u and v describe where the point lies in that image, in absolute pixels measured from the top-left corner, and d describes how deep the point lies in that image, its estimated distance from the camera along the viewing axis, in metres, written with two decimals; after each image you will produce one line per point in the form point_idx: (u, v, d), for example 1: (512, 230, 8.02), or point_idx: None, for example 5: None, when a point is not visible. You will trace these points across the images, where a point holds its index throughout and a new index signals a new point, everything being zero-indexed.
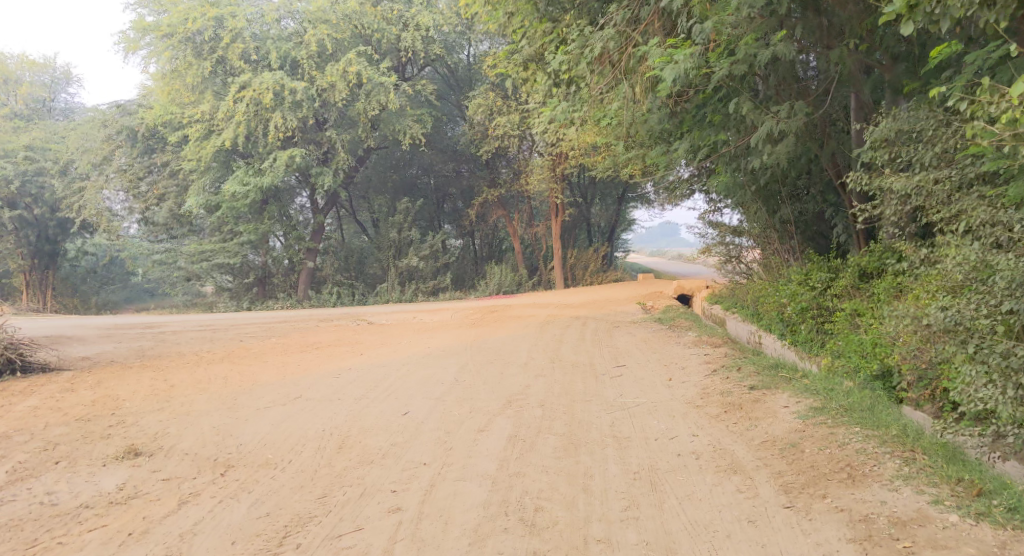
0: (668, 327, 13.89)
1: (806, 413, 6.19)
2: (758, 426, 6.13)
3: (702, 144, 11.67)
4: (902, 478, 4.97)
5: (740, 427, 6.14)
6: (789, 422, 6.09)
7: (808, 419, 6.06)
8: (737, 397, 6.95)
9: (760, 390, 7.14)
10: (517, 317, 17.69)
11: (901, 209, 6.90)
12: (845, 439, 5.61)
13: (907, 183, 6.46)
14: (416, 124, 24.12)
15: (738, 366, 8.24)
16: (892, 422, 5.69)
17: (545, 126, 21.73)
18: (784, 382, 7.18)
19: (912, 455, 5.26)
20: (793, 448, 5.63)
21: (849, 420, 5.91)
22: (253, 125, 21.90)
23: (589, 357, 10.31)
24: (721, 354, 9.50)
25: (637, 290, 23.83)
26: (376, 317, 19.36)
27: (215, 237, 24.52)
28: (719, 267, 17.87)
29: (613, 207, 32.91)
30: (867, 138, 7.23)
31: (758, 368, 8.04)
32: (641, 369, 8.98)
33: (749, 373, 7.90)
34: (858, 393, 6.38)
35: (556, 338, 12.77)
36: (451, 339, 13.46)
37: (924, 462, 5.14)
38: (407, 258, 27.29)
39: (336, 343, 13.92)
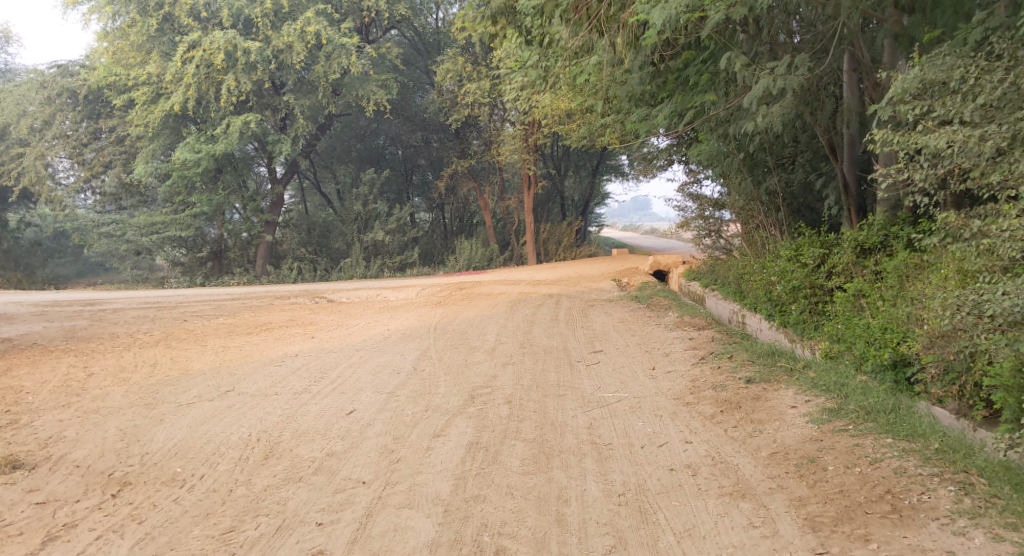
0: (646, 307, 13.01)
1: (819, 416, 5.34)
2: (764, 433, 5.26)
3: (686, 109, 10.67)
4: (968, 517, 4.05)
5: (742, 433, 5.27)
6: (801, 429, 5.24)
7: (824, 426, 5.21)
8: (734, 391, 6.05)
9: (758, 384, 6.16)
10: (486, 295, 16.72)
11: (932, 173, 6.09)
12: (876, 454, 4.75)
13: (943, 138, 5.71)
14: (380, 90, 22.90)
15: (729, 352, 7.33)
16: (932, 433, 4.82)
17: (516, 92, 20.65)
18: (785, 375, 6.23)
19: (967, 479, 4.37)
20: (811, 464, 4.77)
21: (875, 429, 5.05)
22: (203, 89, 20.63)
23: (562, 342, 9.38)
24: (708, 338, 8.60)
25: (613, 266, 22.95)
26: (336, 294, 18.27)
27: (167, 209, 23.20)
28: (698, 242, 17.03)
29: (587, 180, 31.92)
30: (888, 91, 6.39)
31: (753, 355, 7.12)
32: (620, 357, 8.05)
33: (742, 361, 6.98)
34: (876, 392, 5.50)
35: (526, 320, 11.81)
36: (413, 320, 12.44)
37: (988, 491, 4.23)
38: (372, 232, 26.12)
39: (288, 323, 12.85)
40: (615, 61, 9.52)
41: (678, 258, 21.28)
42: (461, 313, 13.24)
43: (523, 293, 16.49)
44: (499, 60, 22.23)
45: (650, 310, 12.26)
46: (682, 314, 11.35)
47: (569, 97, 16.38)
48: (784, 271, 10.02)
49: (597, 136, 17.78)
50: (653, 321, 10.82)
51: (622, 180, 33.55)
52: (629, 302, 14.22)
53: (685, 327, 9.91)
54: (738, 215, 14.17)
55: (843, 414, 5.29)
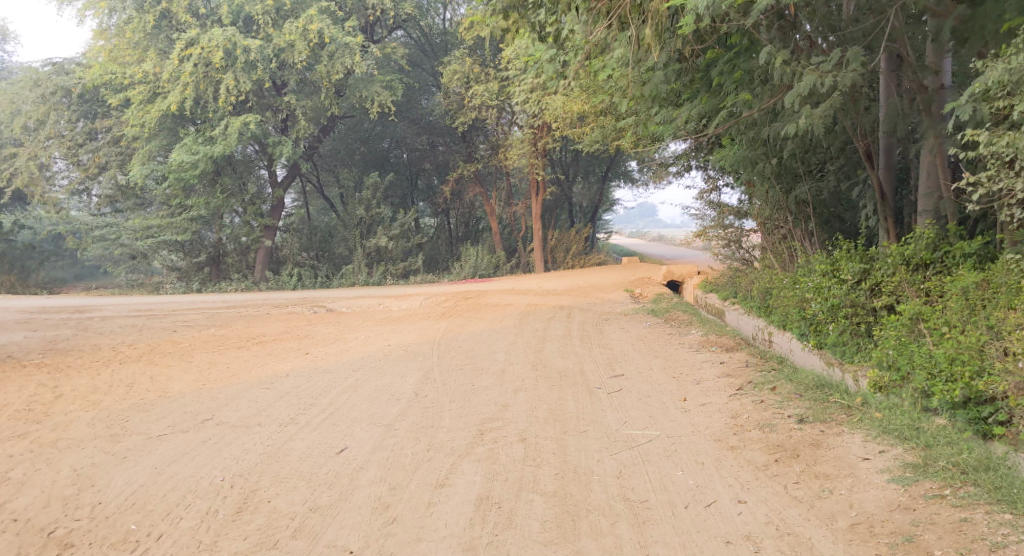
0: (664, 322, 12.24)
1: (902, 476, 4.62)
2: (834, 494, 4.53)
3: (713, 110, 9.85)
4: None
5: (811, 494, 4.51)
6: (884, 492, 4.49)
7: (912, 489, 4.47)
8: (790, 437, 5.29)
9: (813, 424, 5.53)
10: (493, 305, 15.94)
11: None
12: (990, 535, 3.97)
13: None
14: (385, 91, 22.17)
15: (772, 384, 6.55)
16: None
17: (525, 94, 19.91)
18: (844, 415, 5.57)
19: None
20: (908, 543, 4.00)
21: (977, 494, 4.32)
22: (202, 87, 19.95)
23: (578, 363, 8.58)
24: (740, 363, 7.82)
25: (624, 275, 22.14)
26: (335, 303, 17.52)
27: (164, 212, 22.48)
28: (716, 252, 16.25)
29: (596, 186, 31.13)
30: (983, 82, 5.84)
31: (801, 387, 6.36)
32: (645, 384, 7.27)
33: (788, 394, 6.22)
34: (968, 442, 4.78)
35: (537, 335, 11.02)
36: (416, 333, 11.67)
37: None
38: (375, 237, 25.34)
39: (283, 335, 12.07)
40: (640, 55, 8.76)
41: (692, 268, 20.48)
42: (466, 327, 12.45)
43: (532, 304, 15.71)
44: (509, 61, 21.48)
45: (670, 326, 11.46)
46: (705, 331, 10.57)
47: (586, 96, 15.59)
48: (820, 288, 9.25)
49: (613, 137, 16.99)
50: (674, 339, 10.03)
51: (631, 187, 32.75)
52: (646, 316, 13.44)
53: (711, 348, 9.13)
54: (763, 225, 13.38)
55: (934, 473, 4.58)
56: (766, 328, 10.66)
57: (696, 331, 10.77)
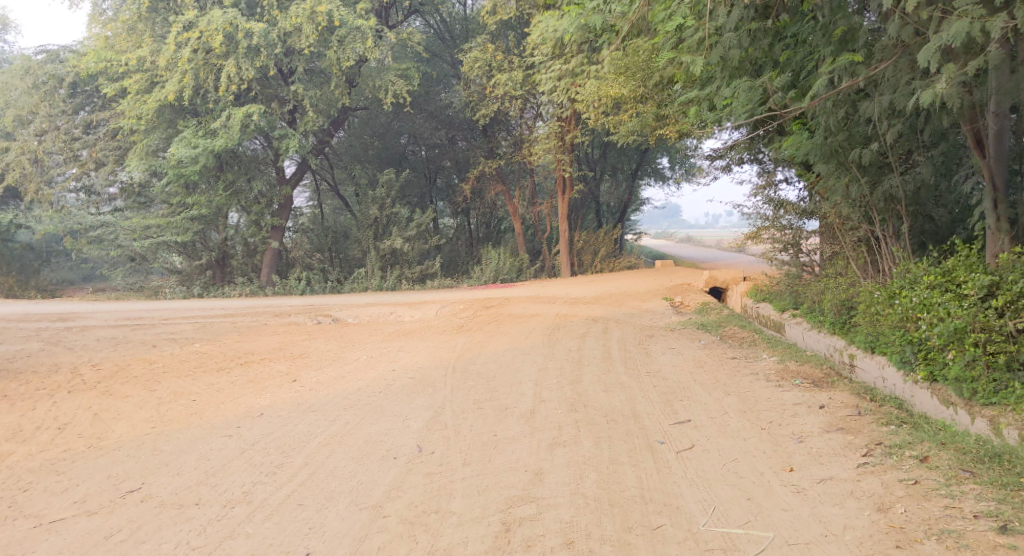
0: (722, 341, 10.42)
1: None
2: None
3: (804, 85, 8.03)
4: None
5: None
6: None
7: None
8: None
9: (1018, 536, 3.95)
10: (518, 316, 14.19)
11: None
12: None
13: None
14: (400, 80, 20.57)
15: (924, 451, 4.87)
16: None
17: (553, 83, 18.14)
18: None
19: None
20: None
21: None
22: (202, 76, 18.39)
23: (625, 401, 6.80)
24: (844, 407, 6.01)
25: (660, 280, 20.27)
26: (342, 312, 15.79)
27: (164, 210, 20.94)
28: (771, 255, 14.32)
29: (625, 185, 29.28)
30: None
31: (965, 459, 4.67)
32: (726, 440, 5.48)
33: (953, 472, 4.55)
34: None
35: (572, 358, 9.21)
36: (429, 353, 9.93)
37: None
38: (390, 238, 23.65)
39: (274, 354, 10.35)
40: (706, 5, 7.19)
41: (737, 273, 18.61)
42: (488, 343, 10.71)
43: (563, 315, 13.99)
44: (535, 46, 19.74)
45: (730, 347, 9.64)
46: (778, 355, 8.76)
47: (631, 71, 13.77)
48: (929, 304, 7.46)
49: (655, 124, 15.16)
50: (742, 366, 8.22)
51: (662, 185, 30.83)
52: (696, 331, 11.64)
53: (795, 381, 7.30)
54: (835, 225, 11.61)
55: None
56: (848, 350, 8.92)
57: (764, 354, 8.97)
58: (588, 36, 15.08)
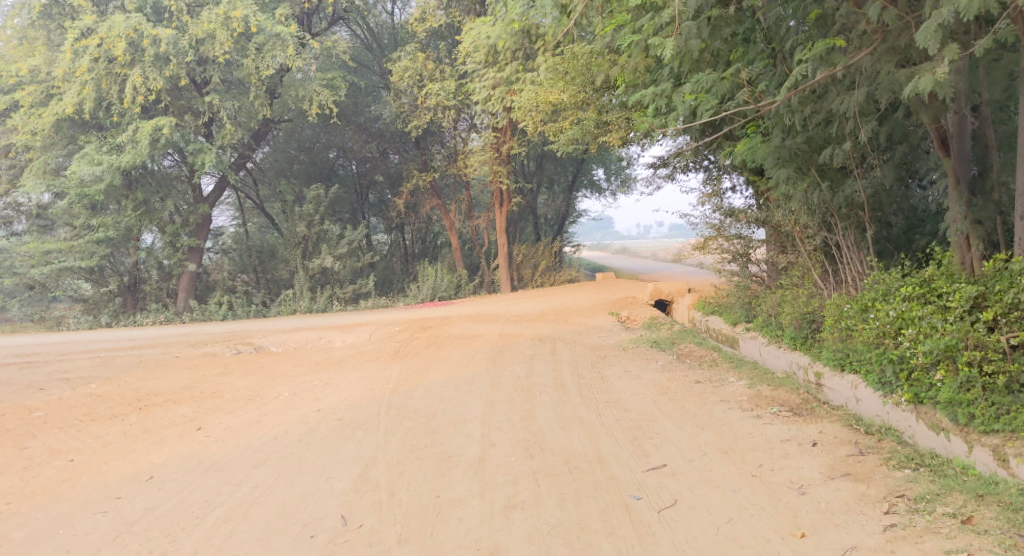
0: (681, 361, 9.63)
1: None
2: None
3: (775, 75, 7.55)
4: None
5: None
6: None
7: None
8: None
9: None
10: (457, 338, 13.22)
11: None
12: None
13: None
14: (326, 90, 19.44)
15: (964, 511, 4.43)
16: None
17: (487, 91, 17.32)
18: None
19: None
20: None
21: None
22: (104, 86, 16.87)
23: (587, 442, 5.89)
24: (842, 448, 5.25)
25: (604, 294, 19.56)
26: (264, 339, 14.50)
27: (67, 233, 19.21)
28: (718, 266, 13.89)
29: (563, 196, 28.64)
30: None
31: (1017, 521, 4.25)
32: (697, 497, 4.76)
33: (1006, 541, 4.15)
34: None
35: (520, 388, 8.27)
36: (359, 387, 8.83)
37: None
38: (318, 257, 22.35)
39: (181, 394, 9.09)
40: None
41: (682, 284, 18.05)
42: (426, 372, 9.71)
43: (506, 335, 13.09)
44: (467, 54, 18.90)
45: (690, 369, 8.86)
46: (746, 378, 7.99)
47: (570, 76, 12.98)
48: (909, 318, 6.70)
49: (595, 133, 14.42)
50: (708, 392, 7.41)
51: (600, 196, 30.29)
52: (650, 350, 10.85)
53: (772, 409, 6.54)
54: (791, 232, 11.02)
55: None
56: (815, 368, 8.16)
57: (729, 376, 8.22)
58: (523, 41, 14.26)
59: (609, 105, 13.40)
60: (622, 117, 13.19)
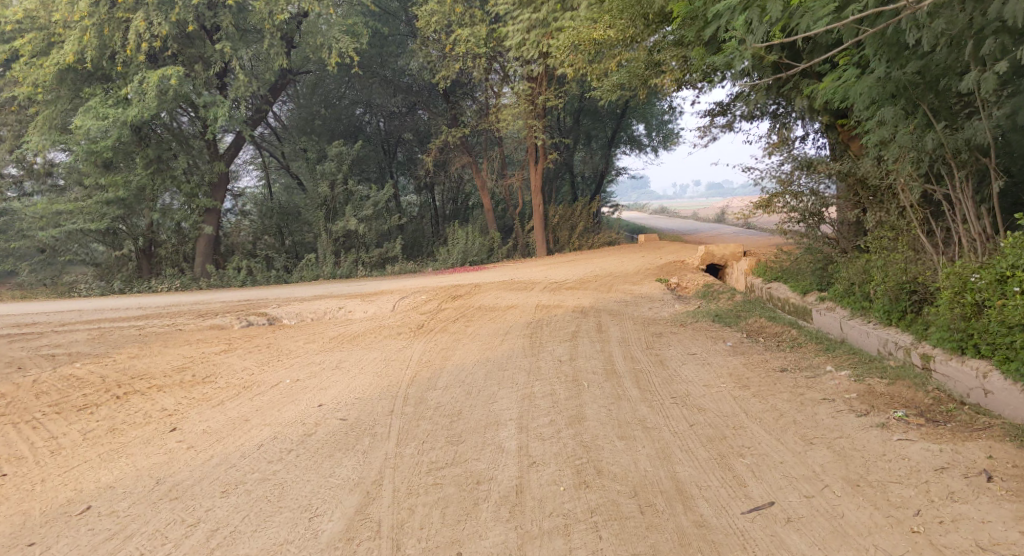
0: (753, 341, 8.16)
1: None
2: None
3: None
4: None
5: None
6: None
7: None
8: None
9: None
10: (490, 308, 11.86)
11: None
12: None
13: None
14: (347, 36, 17.93)
15: None
16: None
17: (522, 35, 15.73)
18: None
19: None
20: None
21: None
22: (107, 32, 15.61)
23: (647, 464, 4.71)
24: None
25: (648, 259, 17.97)
26: (279, 309, 13.24)
27: (76, 193, 18.03)
28: (784, 227, 12.10)
29: (600, 153, 26.94)
30: None
31: None
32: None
33: None
34: None
35: (564, 378, 6.92)
36: (373, 372, 7.51)
37: None
38: (342, 220, 21.06)
39: (169, 378, 7.80)
40: None
41: (737, 246, 16.44)
42: (453, 352, 8.40)
43: (545, 306, 11.71)
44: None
45: (767, 353, 7.41)
46: (847, 368, 6.50)
47: (618, 8, 11.32)
48: None
49: (644, 75, 12.73)
50: (801, 387, 5.98)
51: (639, 153, 28.46)
52: (712, 325, 9.37)
53: (897, 413, 5.22)
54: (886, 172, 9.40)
55: None
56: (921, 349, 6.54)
57: (820, 364, 6.75)
58: None
59: (662, 42, 11.73)
60: (678, 55, 11.54)
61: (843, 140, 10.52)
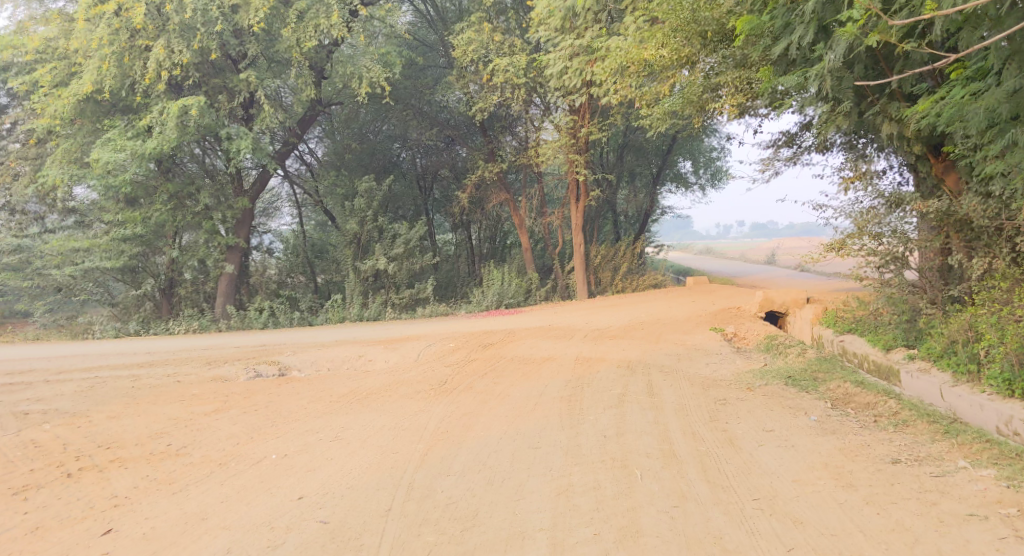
0: (844, 416, 6.67)
1: None
2: None
3: None
4: None
5: None
6: None
7: None
8: None
9: None
10: (524, 360, 10.51)
11: None
12: None
13: None
14: (378, 66, 17.07)
15: None
16: None
17: (563, 62, 14.61)
18: None
19: None
20: None
21: None
22: (128, 61, 14.92)
23: None
24: None
25: (700, 304, 16.48)
26: (292, 357, 12.06)
27: (96, 230, 17.27)
28: (858, 272, 10.43)
29: (644, 191, 25.64)
30: None
31: None
32: None
33: None
34: None
35: (612, 460, 5.57)
36: (377, 446, 6.25)
37: None
38: (372, 258, 20.01)
39: (138, 448, 6.61)
40: None
41: (799, 293, 14.86)
42: (475, 419, 7.07)
43: (586, 359, 10.31)
44: (539, 21, 16.15)
45: (864, 432, 5.93)
46: (984, 462, 4.98)
47: (670, 24, 10.11)
48: None
49: (700, 101, 11.43)
50: (930, 498, 4.58)
51: (685, 191, 27.02)
52: (787, 390, 7.87)
53: None
54: (996, 209, 8.00)
55: None
56: None
57: (944, 452, 5.26)
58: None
59: (722, 64, 10.47)
60: (741, 79, 10.26)
61: (937, 173, 9.00)
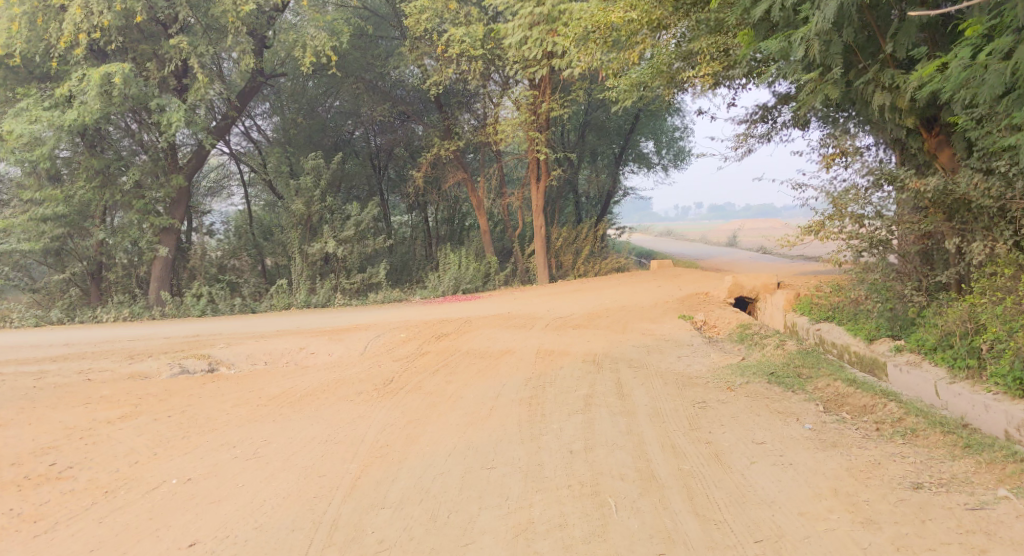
0: (840, 421, 5.88)
1: None
2: None
3: None
4: None
5: None
6: None
7: None
8: None
9: None
10: (479, 353, 9.59)
11: None
12: None
13: None
14: (323, 33, 15.81)
15: None
16: None
17: (521, 30, 13.56)
18: None
19: None
20: None
21: None
22: (41, 22, 13.51)
23: None
24: None
25: (666, 289, 15.70)
26: (225, 349, 10.95)
27: (13, 209, 15.85)
28: (836, 253, 9.50)
29: (607, 171, 24.77)
30: None
31: None
32: None
33: None
34: None
35: (579, 480, 4.79)
36: (301, 466, 5.28)
37: None
38: (320, 241, 18.85)
39: (13, 470, 5.56)
40: None
41: (769, 277, 14.16)
42: (421, 428, 6.16)
43: (548, 352, 9.42)
44: None
45: (869, 445, 5.14)
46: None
47: None
48: None
49: (670, 70, 10.53)
50: (974, 543, 3.89)
51: (648, 172, 26.21)
52: (771, 389, 7.07)
53: None
54: (1000, 188, 7.24)
55: None
56: None
57: (971, 473, 4.55)
58: None
59: (695, 29, 9.57)
60: (717, 46, 9.44)
61: (929, 149, 8.19)
